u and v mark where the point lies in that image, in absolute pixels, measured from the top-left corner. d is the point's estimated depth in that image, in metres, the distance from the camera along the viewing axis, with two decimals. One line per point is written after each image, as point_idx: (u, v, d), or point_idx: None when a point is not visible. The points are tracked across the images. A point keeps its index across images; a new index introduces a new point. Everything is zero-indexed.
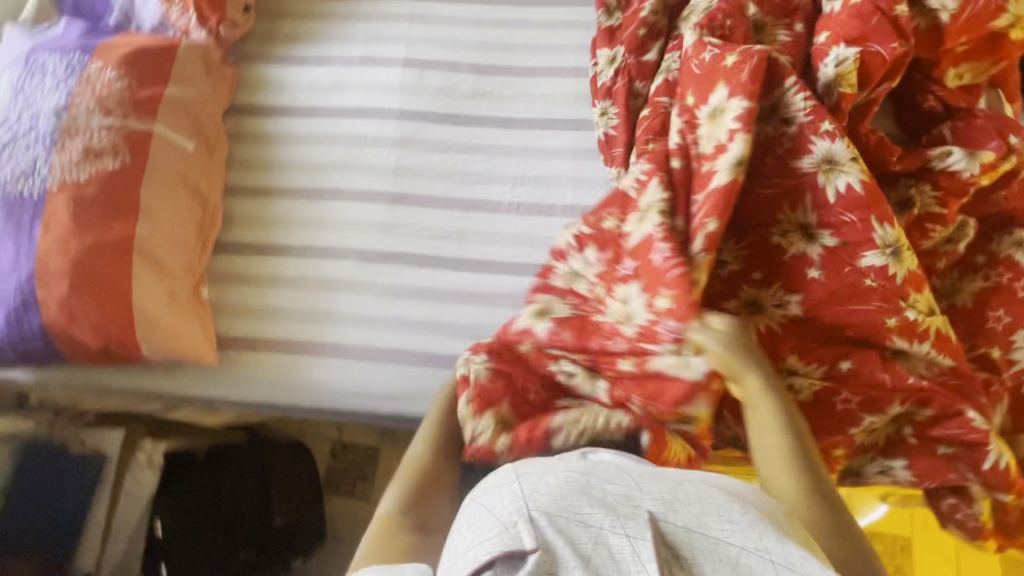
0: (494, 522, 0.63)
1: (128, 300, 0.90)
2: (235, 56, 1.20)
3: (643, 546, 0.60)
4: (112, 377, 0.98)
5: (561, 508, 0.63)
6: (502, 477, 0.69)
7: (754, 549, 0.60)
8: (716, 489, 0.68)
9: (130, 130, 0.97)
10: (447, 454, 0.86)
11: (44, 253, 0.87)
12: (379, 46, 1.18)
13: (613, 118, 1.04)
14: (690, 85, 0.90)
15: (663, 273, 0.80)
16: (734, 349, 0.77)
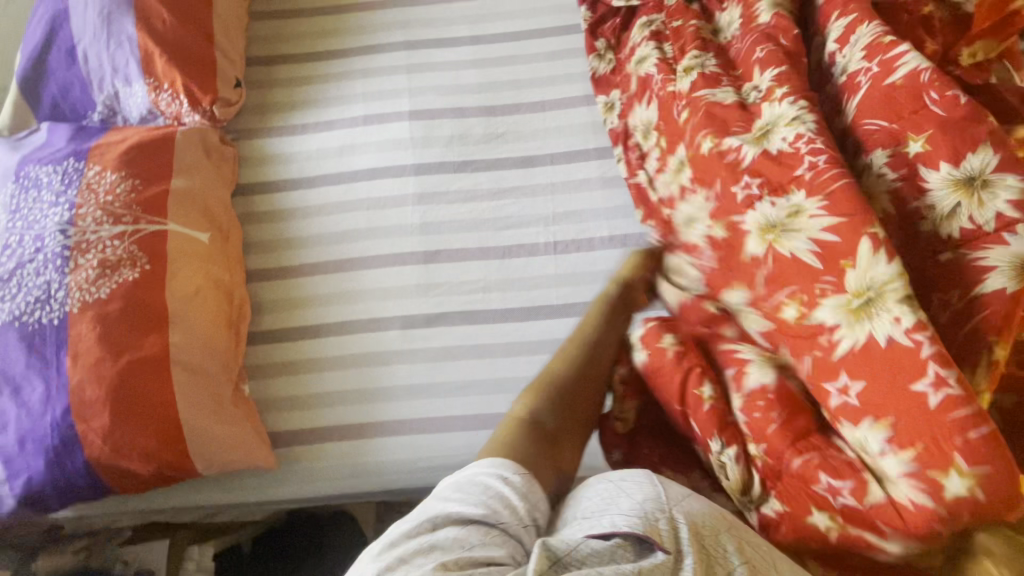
0: (632, 504, 0.54)
1: (174, 417, 0.83)
2: (234, 132, 1.15)
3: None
4: (162, 497, 0.92)
5: (698, 525, 0.52)
6: (642, 476, 0.57)
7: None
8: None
9: (144, 233, 0.91)
10: (590, 394, 0.73)
11: (77, 383, 0.80)
12: (380, 101, 1.15)
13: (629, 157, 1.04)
14: (909, 128, 0.74)
15: (940, 425, 0.60)
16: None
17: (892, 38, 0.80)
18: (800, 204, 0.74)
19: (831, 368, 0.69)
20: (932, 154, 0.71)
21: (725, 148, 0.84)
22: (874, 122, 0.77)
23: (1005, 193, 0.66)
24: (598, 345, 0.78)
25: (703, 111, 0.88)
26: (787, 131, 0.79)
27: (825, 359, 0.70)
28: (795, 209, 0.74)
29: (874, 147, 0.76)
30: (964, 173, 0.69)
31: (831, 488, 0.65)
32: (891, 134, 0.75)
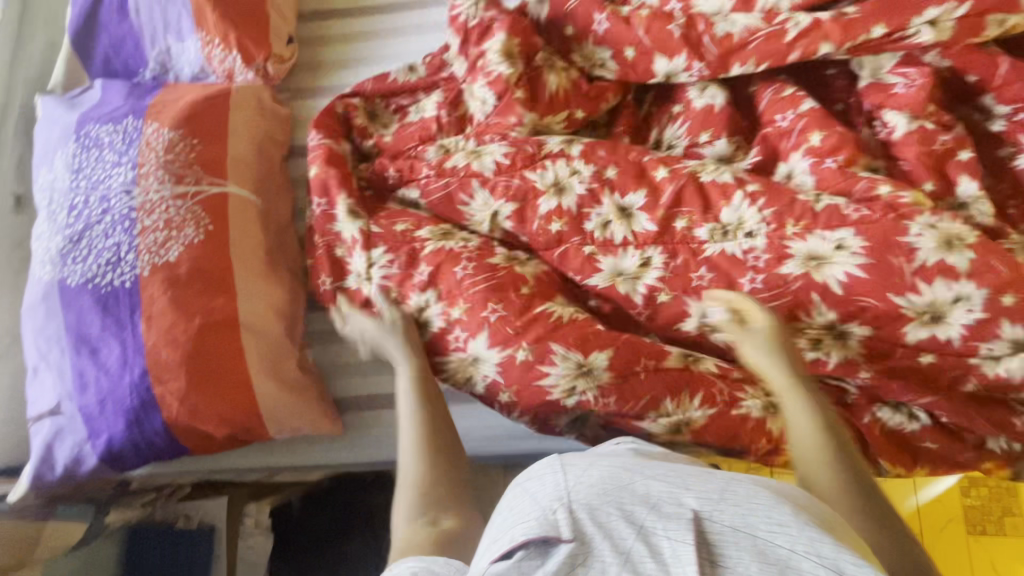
0: (533, 507, 0.54)
1: (248, 382, 0.84)
2: (285, 92, 1.09)
3: (685, 552, 0.49)
4: (234, 458, 0.93)
5: (611, 484, 0.55)
6: (547, 465, 0.59)
7: (807, 551, 0.48)
8: (771, 491, 0.55)
9: (206, 196, 0.89)
10: (450, 460, 0.76)
11: (153, 346, 0.81)
12: (427, 46, 1.08)
13: (680, 132, 0.97)
14: (339, 271, 0.92)
15: (478, 316, 0.83)
16: (774, 337, 0.78)
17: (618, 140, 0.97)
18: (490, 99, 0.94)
19: (409, 272, 0.87)
20: (739, 266, 0.83)
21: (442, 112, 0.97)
22: (765, 207, 0.84)
23: (857, 335, 0.82)
24: (441, 423, 0.79)
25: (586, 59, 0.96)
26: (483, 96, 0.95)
27: (339, 267, 0.92)
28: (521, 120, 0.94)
29: (695, 224, 0.86)
30: (941, 225, 0.78)
31: (549, 387, 0.81)
32: (781, 211, 0.83)
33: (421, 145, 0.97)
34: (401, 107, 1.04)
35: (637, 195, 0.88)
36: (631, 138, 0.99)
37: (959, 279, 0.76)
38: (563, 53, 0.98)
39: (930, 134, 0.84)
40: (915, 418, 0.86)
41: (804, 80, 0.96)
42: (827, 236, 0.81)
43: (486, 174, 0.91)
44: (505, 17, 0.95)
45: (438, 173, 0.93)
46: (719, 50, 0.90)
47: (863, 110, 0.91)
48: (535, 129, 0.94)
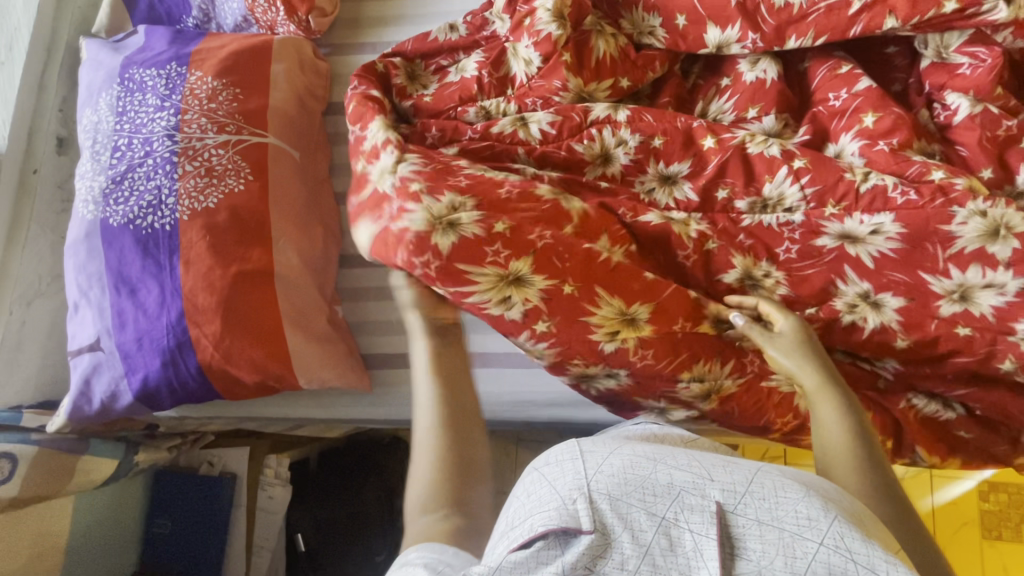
0: (552, 496, 0.54)
1: (281, 332, 0.85)
2: (327, 48, 1.09)
3: (707, 544, 0.50)
4: (261, 407, 0.95)
5: (634, 474, 0.55)
6: (565, 449, 0.59)
7: (834, 546, 0.48)
8: (796, 483, 0.55)
9: (247, 145, 0.89)
10: (464, 428, 0.71)
11: (191, 289, 0.82)
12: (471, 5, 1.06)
13: (726, 108, 0.94)
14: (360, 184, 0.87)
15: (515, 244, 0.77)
16: (805, 342, 0.76)
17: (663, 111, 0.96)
18: (530, 57, 0.92)
19: (432, 177, 0.79)
20: (776, 237, 0.82)
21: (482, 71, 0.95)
22: (807, 185, 0.82)
23: (891, 305, 0.79)
24: (455, 393, 0.74)
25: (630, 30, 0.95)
26: (525, 50, 0.93)
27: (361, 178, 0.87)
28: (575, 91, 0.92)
29: (736, 195, 0.85)
30: (991, 213, 0.75)
31: (594, 328, 0.79)
32: (824, 191, 0.82)
33: (461, 106, 0.95)
34: (441, 67, 1.01)
35: (682, 164, 0.87)
36: (676, 110, 0.96)
37: (997, 268, 0.75)
38: (611, 19, 0.96)
39: (995, 118, 0.81)
40: (950, 408, 0.85)
41: (862, 59, 0.93)
42: (865, 220, 0.79)
43: (532, 142, 0.91)
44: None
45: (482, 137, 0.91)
46: (775, 21, 0.87)
47: (920, 91, 0.88)
48: (578, 96, 0.92)
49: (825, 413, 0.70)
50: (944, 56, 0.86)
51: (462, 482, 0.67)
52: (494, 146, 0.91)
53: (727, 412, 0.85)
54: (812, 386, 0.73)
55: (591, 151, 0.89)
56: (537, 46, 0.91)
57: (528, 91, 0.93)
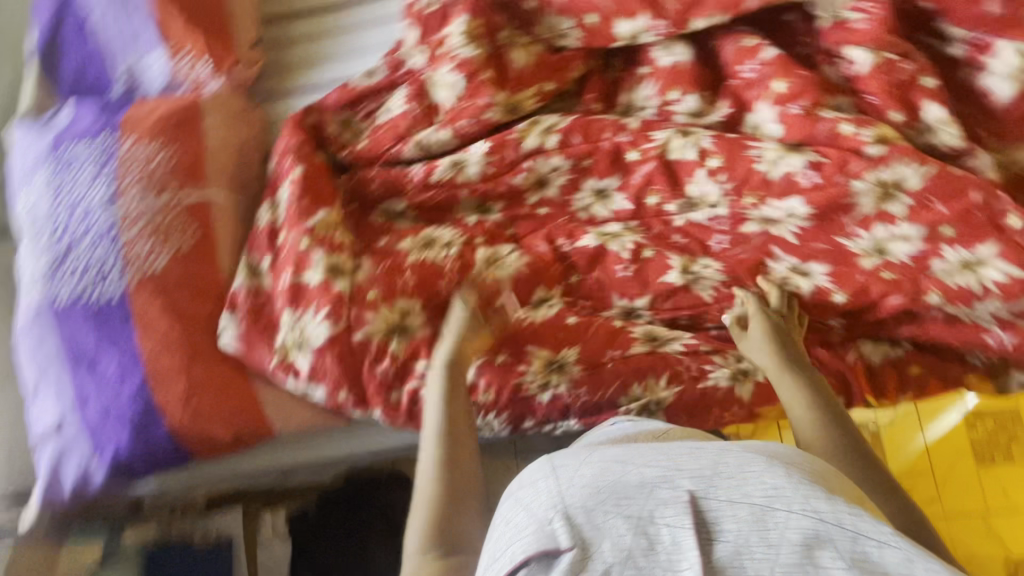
0: (530, 520, 0.60)
1: (250, 389, 0.87)
2: (259, 96, 1.10)
3: (683, 534, 0.56)
4: (243, 461, 0.93)
5: (605, 481, 0.62)
6: (538, 471, 0.66)
7: (801, 510, 0.56)
8: (762, 458, 0.63)
9: (190, 203, 0.90)
10: (457, 478, 0.79)
11: (152, 353, 0.81)
12: (390, 31, 1.07)
13: (650, 96, 0.99)
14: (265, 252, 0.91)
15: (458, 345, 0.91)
16: (774, 331, 0.88)
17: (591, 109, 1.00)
18: (452, 80, 0.95)
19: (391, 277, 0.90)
20: (707, 231, 0.93)
21: (412, 97, 0.98)
22: (724, 181, 0.88)
23: (819, 271, 0.89)
24: (455, 446, 0.82)
25: (546, 34, 0.98)
26: (445, 76, 0.96)
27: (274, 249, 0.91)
28: (506, 105, 0.95)
29: (665, 200, 0.92)
30: (886, 179, 0.80)
31: (525, 386, 0.96)
32: (740, 184, 0.88)
33: (397, 145, 0.98)
34: (370, 111, 1.03)
35: (611, 178, 0.93)
36: (602, 104, 1.01)
37: (897, 223, 0.82)
38: (525, 28, 0.99)
39: (893, 64, 0.87)
40: (896, 345, 0.94)
41: (766, 28, 0.97)
42: (777, 205, 0.87)
43: (473, 182, 0.94)
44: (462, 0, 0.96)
45: (426, 186, 0.94)
46: (676, 8, 0.93)
47: (823, 50, 0.94)
48: (506, 107, 0.96)
49: (786, 392, 0.84)
50: (840, 13, 0.90)
51: (453, 528, 0.74)
52: (439, 194, 0.95)
53: (679, 418, 0.98)
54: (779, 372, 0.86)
55: (529, 177, 0.93)
56: (460, 65, 0.94)
57: (458, 110, 0.95)
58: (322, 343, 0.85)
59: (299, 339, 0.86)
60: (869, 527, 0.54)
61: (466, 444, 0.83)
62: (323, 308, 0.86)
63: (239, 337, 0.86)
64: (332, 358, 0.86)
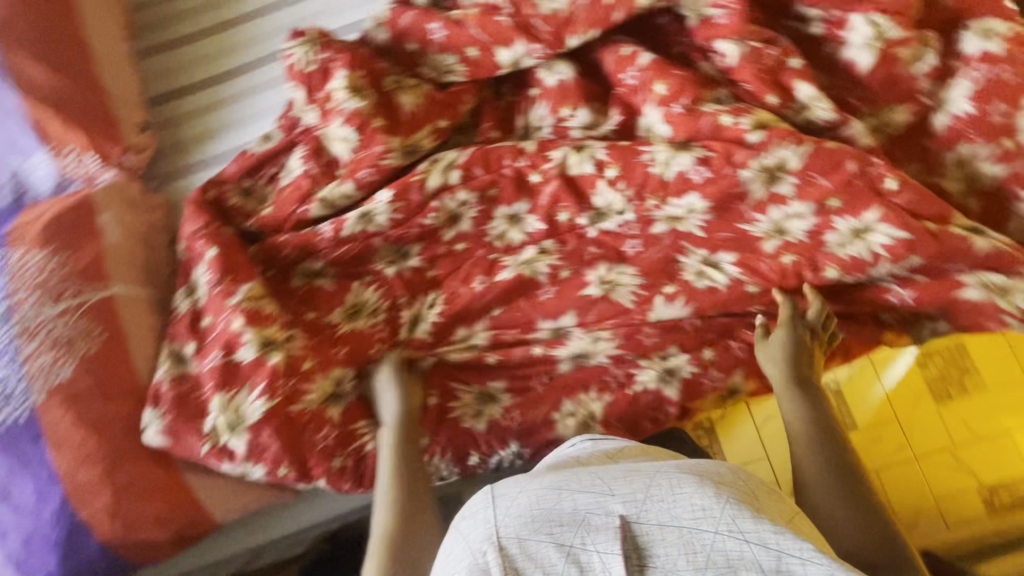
0: (465, 552, 0.61)
1: (183, 482, 0.84)
2: (155, 180, 1.07)
3: (614, 561, 0.58)
4: (190, 561, 0.90)
5: (539, 509, 0.62)
6: (479, 501, 0.66)
7: (727, 531, 0.58)
8: (694, 475, 0.64)
9: (90, 303, 0.87)
10: (412, 538, 0.78)
11: (69, 469, 0.78)
12: (279, 96, 1.07)
13: (545, 116, 0.99)
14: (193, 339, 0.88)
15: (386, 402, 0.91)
16: (795, 350, 0.87)
17: (491, 137, 1.01)
18: (345, 133, 0.95)
19: (314, 348, 0.88)
20: (619, 238, 0.93)
21: (310, 156, 0.98)
22: (624, 189, 0.91)
23: (727, 261, 0.91)
24: (410, 505, 0.80)
25: (433, 74, 1.00)
26: (339, 130, 0.95)
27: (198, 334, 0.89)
28: (404, 149, 0.96)
29: (574, 216, 0.93)
30: (769, 164, 0.86)
31: (460, 420, 0.93)
32: (639, 189, 0.90)
33: (302, 205, 0.97)
34: (272, 176, 1.02)
35: (520, 203, 0.94)
36: (500, 131, 1.02)
37: (788, 203, 0.87)
38: (411, 71, 1.01)
39: (759, 53, 0.91)
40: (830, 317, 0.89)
41: (641, 34, 1.01)
42: (678, 202, 0.90)
43: (386, 231, 0.93)
44: (340, 55, 0.96)
45: (339, 242, 0.93)
46: (550, 30, 0.95)
47: (697, 47, 0.97)
48: (404, 151, 0.96)
49: (793, 411, 0.85)
50: (703, 12, 0.95)
51: None
52: (354, 248, 0.93)
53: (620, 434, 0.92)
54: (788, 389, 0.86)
55: (439, 217, 0.93)
56: (350, 117, 0.94)
57: (357, 162, 0.95)
58: (256, 421, 0.83)
59: (234, 419, 0.84)
60: (793, 545, 0.57)
61: (421, 500, 0.81)
62: (259, 385, 0.84)
63: (167, 429, 0.83)
64: (270, 430, 0.83)
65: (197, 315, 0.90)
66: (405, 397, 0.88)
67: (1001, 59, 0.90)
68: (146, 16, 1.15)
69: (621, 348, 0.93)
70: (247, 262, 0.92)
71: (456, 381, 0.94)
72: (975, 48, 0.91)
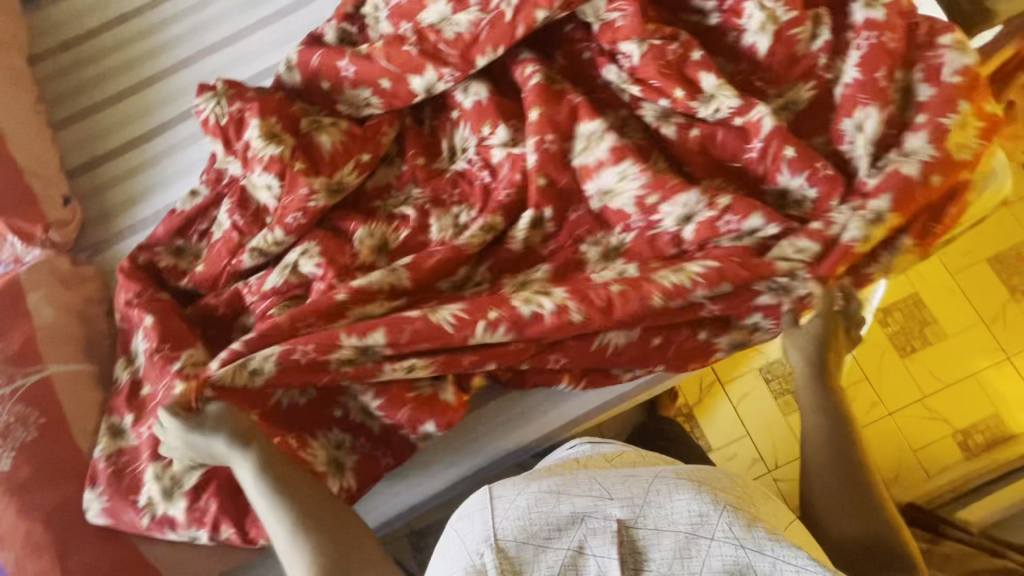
0: (462, 554, 0.62)
1: (140, 556, 0.83)
2: (87, 251, 1.04)
3: (610, 563, 0.58)
4: None
5: (537, 513, 0.63)
6: (478, 503, 0.67)
7: (726, 537, 0.58)
8: (693, 482, 0.65)
9: (25, 389, 0.85)
10: (322, 538, 0.75)
11: (17, 562, 0.78)
12: (199, 154, 1.07)
13: (467, 138, 1.01)
14: (138, 409, 0.88)
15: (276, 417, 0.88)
16: (824, 340, 0.85)
17: (416, 163, 1.02)
18: (267, 182, 0.95)
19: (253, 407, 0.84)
20: (539, 251, 0.96)
21: (236, 208, 0.97)
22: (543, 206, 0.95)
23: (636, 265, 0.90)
24: (306, 511, 0.77)
25: (349, 112, 1.01)
26: (261, 181, 0.95)
27: (142, 404, 0.88)
28: (329, 189, 0.96)
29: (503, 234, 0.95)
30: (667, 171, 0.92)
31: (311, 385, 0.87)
32: None
33: (234, 258, 0.96)
34: (203, 232, 1.02)
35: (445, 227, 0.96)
36: (425, 157, 1.02)
37: (706, 195, 0.89)
38: (329, 111, 1.02)
39: (660, 49, 0.93)
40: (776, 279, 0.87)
41: (548, 45, 1.03)
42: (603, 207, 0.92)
43: (322, 274, 0.93)
44: (251, 105, 0.96)
45: (276, 291, 0.93)
46: (456, 52, 0.96)
47: (603, 50, 0.99)
48: (329, 191, 0.96)
49: (812, 402, 0.84)
50: (604, 16, 0.97)
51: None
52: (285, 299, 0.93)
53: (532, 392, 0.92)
54: (807, 378, 0.85)
55: (365, 248, 0.94)
56: (269, 166, 0.94)
57: (284, 209, 0.94)
58: (194, 484, 0.82)
59: (171, 485, 0.83)
60: (789, 553, 0.56)
61: (313, 502, 0.78)
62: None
63: (107, 507, 0.82)
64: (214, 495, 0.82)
65: (137, 383, 0.89)
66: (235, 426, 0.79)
67: (894, 24, 0.92)
68: (55, 89, 1.13)
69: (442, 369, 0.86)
70: (183, 326, 0.92)
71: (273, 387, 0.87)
72: (862, 17, 0.94)
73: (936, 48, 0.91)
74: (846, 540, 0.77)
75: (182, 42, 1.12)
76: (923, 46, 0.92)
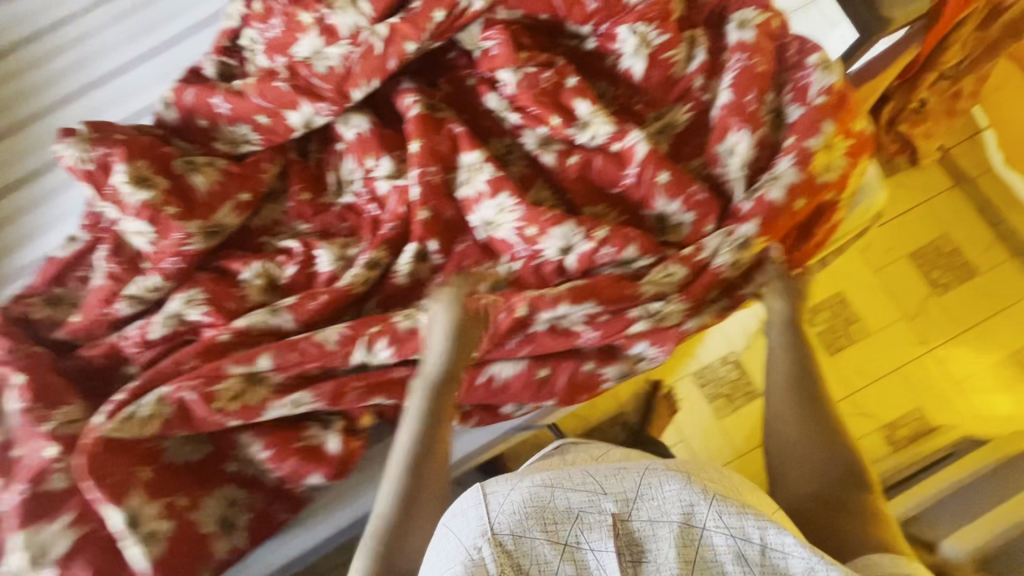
0: (459, 550, 0.58)
1: None
2: None
3: (608, 557, 0.57)
4: None
5: (535, 507, 0.60)
6: (470, 498, 0.63)
7: (719, 527, 0.58)
8: (680, 473, 0.63)
9: None
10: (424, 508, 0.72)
11: None
12: (75, 199, 1.03)
13: (353, 170, 0.99)
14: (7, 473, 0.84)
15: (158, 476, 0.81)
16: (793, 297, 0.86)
17: (302, 199, 0.99)
18: (139, 228, 0.91)
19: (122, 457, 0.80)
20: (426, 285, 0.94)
21: (112, 254, 0.94)
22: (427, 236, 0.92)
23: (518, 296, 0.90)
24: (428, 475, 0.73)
25: (229, 150, 0.99)
26: (133, 226, 0.91)
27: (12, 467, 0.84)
28: (204, 231, 0.92)
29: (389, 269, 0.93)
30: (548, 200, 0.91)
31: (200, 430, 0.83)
32: None
33: (109, 307, 0.92)
34: (83, 278, 0.98)
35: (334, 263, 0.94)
36: (312, 191, 1.00)
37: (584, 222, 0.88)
38: (208, 149, 0.99)
39: (534, 77, 0.93)
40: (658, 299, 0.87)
41: (432, 74, 1.02)
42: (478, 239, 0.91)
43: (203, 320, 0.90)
44: (117, 149, 0.93)
45: (156, 340, 0.90)
46: (331, 86, 0.94)
47: (484, 78, 0.98)
48: (206, 233, 0.93)
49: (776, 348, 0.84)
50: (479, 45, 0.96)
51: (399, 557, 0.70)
52: (166, 348, 0.91)
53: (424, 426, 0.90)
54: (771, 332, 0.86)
55: (252, 289, 0.92)
56: (139, 210, 0.90)
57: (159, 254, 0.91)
58: (64, 552, 0.79)
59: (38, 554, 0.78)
60: (777, 540, 0.56)
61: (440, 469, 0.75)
62: (68, 514, 0.80)
63: None
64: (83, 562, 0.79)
65: (8, 444, 0.86)
66: (459, 354, 0.77)
67: (764, 45, 0.93)
68: None
69: (328, 405, 0.84)
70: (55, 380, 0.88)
71: (165, 441, 0.84)
72: (735, 38, 0.94)
73: (803, 69, 0.92)
74: (801, 494, 0.75)
75: (54, 82, 1.08)
76: (793, 67, 0.93)
